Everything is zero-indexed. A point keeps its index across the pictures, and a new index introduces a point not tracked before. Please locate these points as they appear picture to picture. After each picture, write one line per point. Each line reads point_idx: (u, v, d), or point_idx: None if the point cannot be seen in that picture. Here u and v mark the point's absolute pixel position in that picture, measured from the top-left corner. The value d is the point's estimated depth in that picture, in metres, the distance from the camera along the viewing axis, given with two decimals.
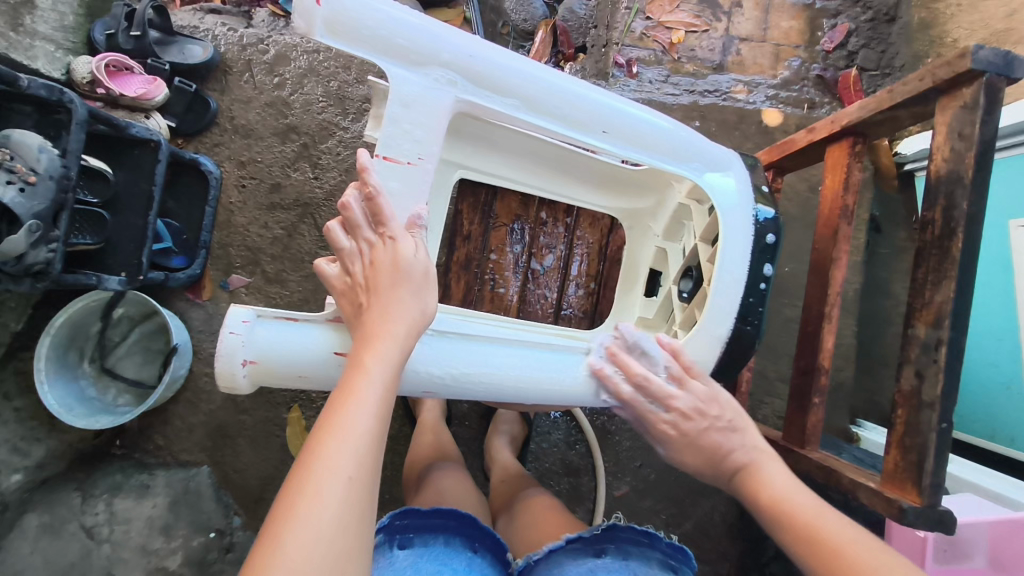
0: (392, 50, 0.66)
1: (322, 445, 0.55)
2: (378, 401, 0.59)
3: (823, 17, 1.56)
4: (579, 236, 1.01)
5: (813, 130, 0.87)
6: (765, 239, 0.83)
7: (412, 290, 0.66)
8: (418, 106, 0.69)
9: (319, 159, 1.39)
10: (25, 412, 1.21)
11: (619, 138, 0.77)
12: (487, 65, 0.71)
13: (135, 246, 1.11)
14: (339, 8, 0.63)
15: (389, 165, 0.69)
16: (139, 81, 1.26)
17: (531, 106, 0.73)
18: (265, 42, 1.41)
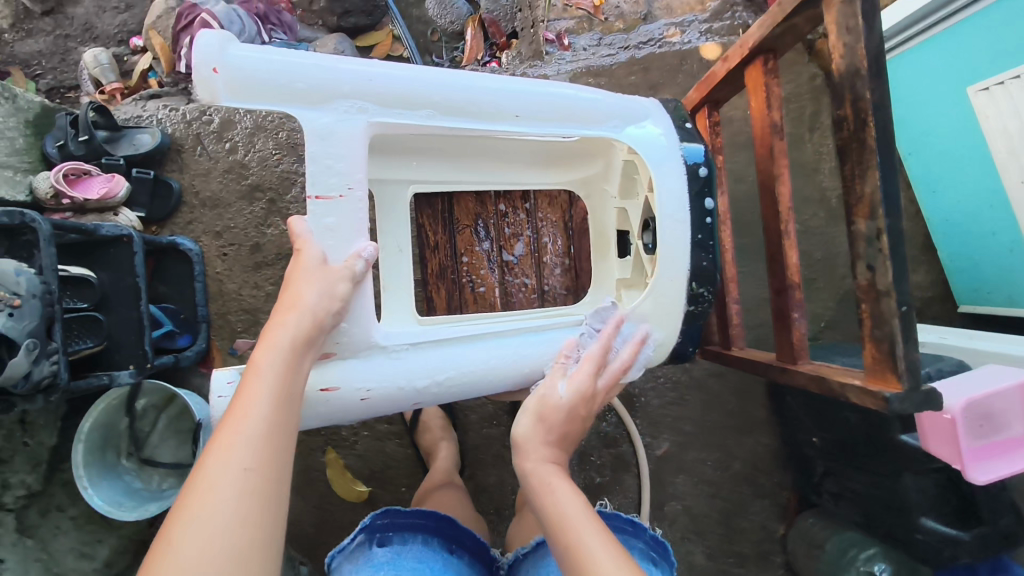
0: (295, 95, 0.69)
1: (216, 445, 0.58)
2: (269, 396, 0.62)
3: None
4: (541, 218, 1.03)
5: (727, 58, 0.88)
6: (698, 173, 0.85)
7: (310, 286, 0.69)
8: (335, 141, 0.72)
9: (288, 209, 1.43)
10: (81, 518, 1.29)
11: (531, 118, 0.79)
12: (389, 84, 0.73)
13: (136, 335, 1.15)
14: (235, 72, 0.67)
15: (323, 204, 0.72)
16: (99, 183, 1.29)
17: (445, 111, 0.76)
18: (208, 113, 1.45)
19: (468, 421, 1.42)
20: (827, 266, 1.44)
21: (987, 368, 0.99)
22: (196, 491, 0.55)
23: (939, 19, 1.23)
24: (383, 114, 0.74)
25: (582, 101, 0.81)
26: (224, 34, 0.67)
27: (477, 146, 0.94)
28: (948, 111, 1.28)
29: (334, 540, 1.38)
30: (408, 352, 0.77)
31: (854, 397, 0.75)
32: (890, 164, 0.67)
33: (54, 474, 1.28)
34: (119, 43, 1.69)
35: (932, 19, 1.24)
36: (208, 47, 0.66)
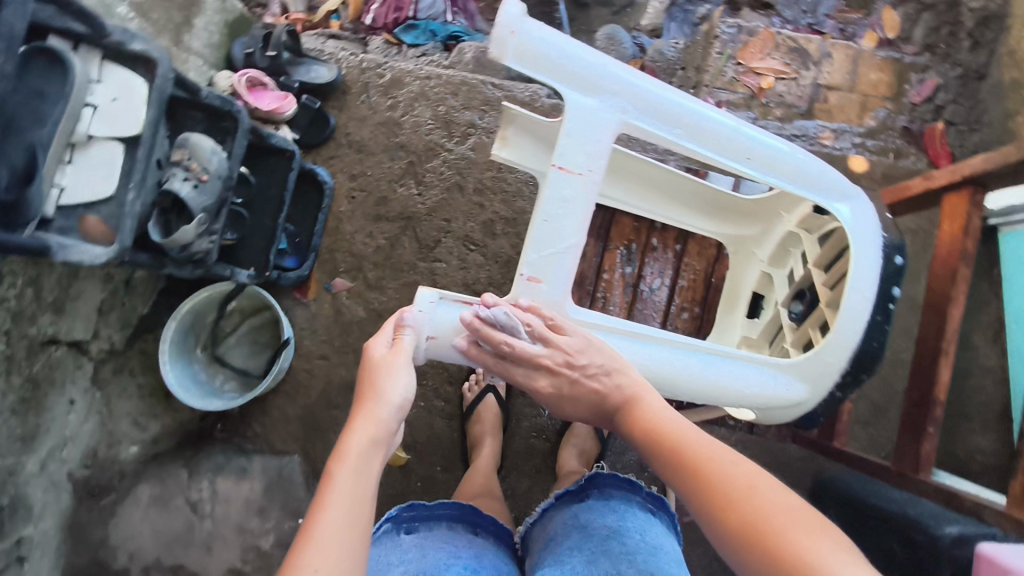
0: (568, 77, 0.76)
1: (305, 549, 0.59)
2: (358, 481, 0.66)
3: (911, 71, 1.61)
4: (686, 263, 1.07)
5: (932, 177, 1.00)
6: (893, 261, 0.86)
7: (386, 374, 0.75)
8: (588, 126, 0.77)
9: (424, 176, 1.49)
10: (146, 389, 1.35)
11: (766, 167, 0.83)
12: (648, 92, 0.79)
13: (265, 243, 1.22)
14: (528, 41, 0.73)
15: (563, 175, 0.78)
16: (272, 97, 1.39)
17: (690, 132, 0.80)
18: (382, 67, 1.52)
19: (519, 426, 1.45)
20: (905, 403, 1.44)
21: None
22: None
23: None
24: (637, 118, 0.79)
25: (804, 162, 0.84)
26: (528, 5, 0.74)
27: (659, 178, 1.00)
28: None
29: None
30: (612, 336, 0.84)
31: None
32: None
33: (135, 340, 1.36)
34: None
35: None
36: (514, 9, 0.72)
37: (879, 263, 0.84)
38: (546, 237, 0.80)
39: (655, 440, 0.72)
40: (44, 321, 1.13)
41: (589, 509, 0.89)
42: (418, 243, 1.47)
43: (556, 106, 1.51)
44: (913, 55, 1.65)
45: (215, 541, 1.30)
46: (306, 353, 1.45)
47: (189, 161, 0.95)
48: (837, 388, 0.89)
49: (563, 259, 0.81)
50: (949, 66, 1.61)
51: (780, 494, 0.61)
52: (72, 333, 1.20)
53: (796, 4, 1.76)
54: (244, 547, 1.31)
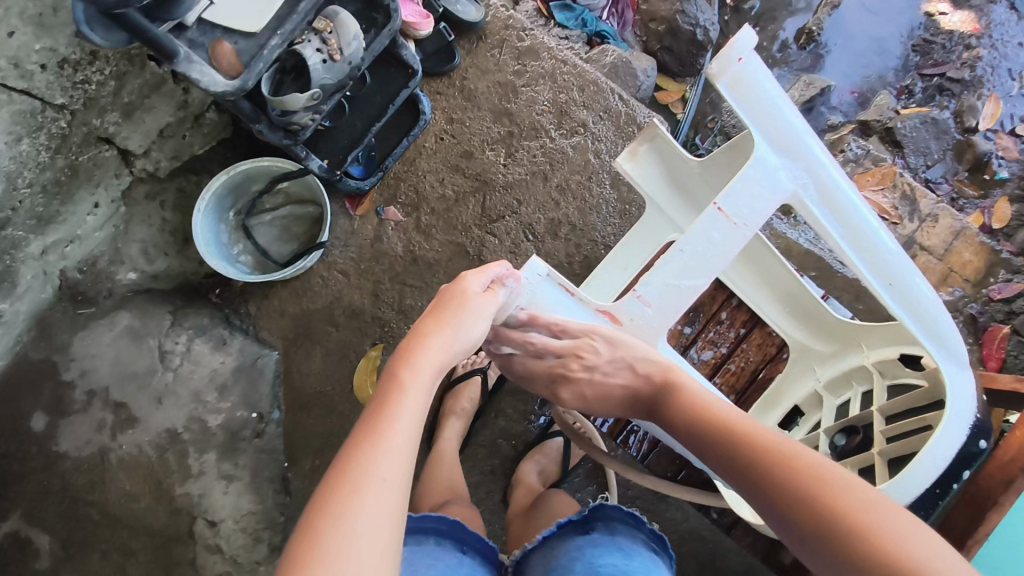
0: (770, 130, 0.85)
1: (368, 439, 0.63)
2: (418, 399, 0.69)
3: (1001, 268, 1.60)
4: (743, 347, 1.07)
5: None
6: (975, 444, 0.80)
7: (466, 316, 0.79)
8: (761, 182, 0.85)
9: (517, 151, 1.45)
10: (169, 226, 1.30)
11: (901, 297, 0.85)
12: (829, 181, 0.86)
13: (348, 144, 1.20)
14: (750, 79, 0.83)
15: (719, 216, 0.86)
16: (414, 10, 1.35)
17: (849, 233, 0.85)
18: (525, 32, 1.49)
19: (493, 422, 1.42)
20: None
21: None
22: (361, 501, 0.59)
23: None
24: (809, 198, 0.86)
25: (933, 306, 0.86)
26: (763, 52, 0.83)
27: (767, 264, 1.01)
28: None
29: (318, 414, 1.37)
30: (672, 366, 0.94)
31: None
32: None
33: (178, 175, 1.30)
34: None
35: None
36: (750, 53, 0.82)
37: (963, 437, 0.80)
38: (672, 268, 0.88)
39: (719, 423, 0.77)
40: (108, 118, 1.10)
41: (593, 542, 0.88)
42: (481, 210, 1.44)
43: None
44: (1009, 251, 1.65)
45: (166, 396, 1.24)
46: (330, 261, 1.41)
47: (330, 35, 0.92)
48: None
49: (682, 293, 0.89)
50: None
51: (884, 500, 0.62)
52: (127, 141, 1.16)
53: (924, 154, 1.77)
54: (190, 417, 1.25)
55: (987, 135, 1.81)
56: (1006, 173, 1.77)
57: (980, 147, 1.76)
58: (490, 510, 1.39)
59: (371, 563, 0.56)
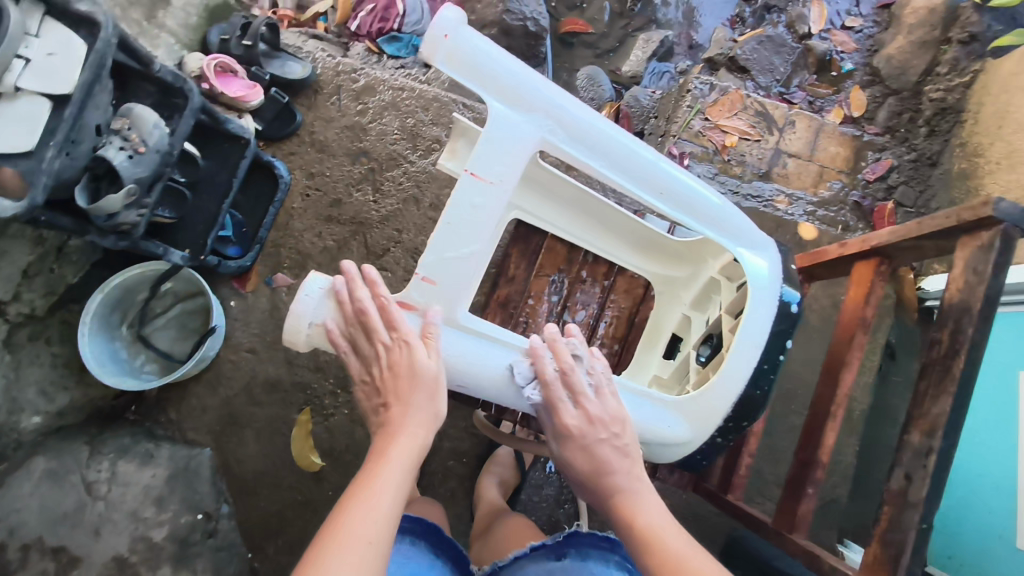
0: (496, 88, 0.76)
1: (359, 506, 0.67)
2: (399, 479, 0.71)
3: (869, 149, 1.67)
4: (612, 299, 1.03)
5: (844, 244, 0.90)
6: (785, 307, 0.86)
7: (427, 393, 0.78)
8: (507, 140, 0.77)
9: (382, 184, 1.49)
10: (61, 359, 1.30)
11: (679, 206, 0.85)
12: (578, 120, 0.80)
13: (204, 227, 1.21)
14: (460, 46, 0.74)
15: (473, 184, 0.77)
16: (240, 85, 1.40)
17: (613, 164, 0.82)
18: (357, 72, 1.54)
19: (439, 447, 1.43)
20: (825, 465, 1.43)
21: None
22: (338, 559, 0.61)
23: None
24: (569, 145, 0.80)
25: (716, 207, 0.86)
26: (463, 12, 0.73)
27: (587, 204, 0.99)
28: (1004, 379, 1.33)
29: (266, 495, 1.38)
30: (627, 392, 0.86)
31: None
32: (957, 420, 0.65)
33: (59, 308, 1.31)
34: None
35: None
36: (449, 19, 0.72)
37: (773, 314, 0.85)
38: (448, 242, 0.78)
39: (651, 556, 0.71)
40: None
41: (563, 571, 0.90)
42: (366, 249, 1.47)
43: None
44: (873, 134, 1.73)
45: (103, 525, 1.22)
46: (235, 344, 1.42)
47: (129, 131, 0.94)
48: (720, 432, 0.88)
49: (464, 266, 0.79)
50: (906, 149, 1.68)
51: None
52: None
53: (771, 71, 1.85)
54: (133, 538, 1.23)
55: (822, 36, 1.87)
56: (851, 65, 1.85)
57: (818, 49, 1.84)
58: (462, 532, 1.40)
59: None
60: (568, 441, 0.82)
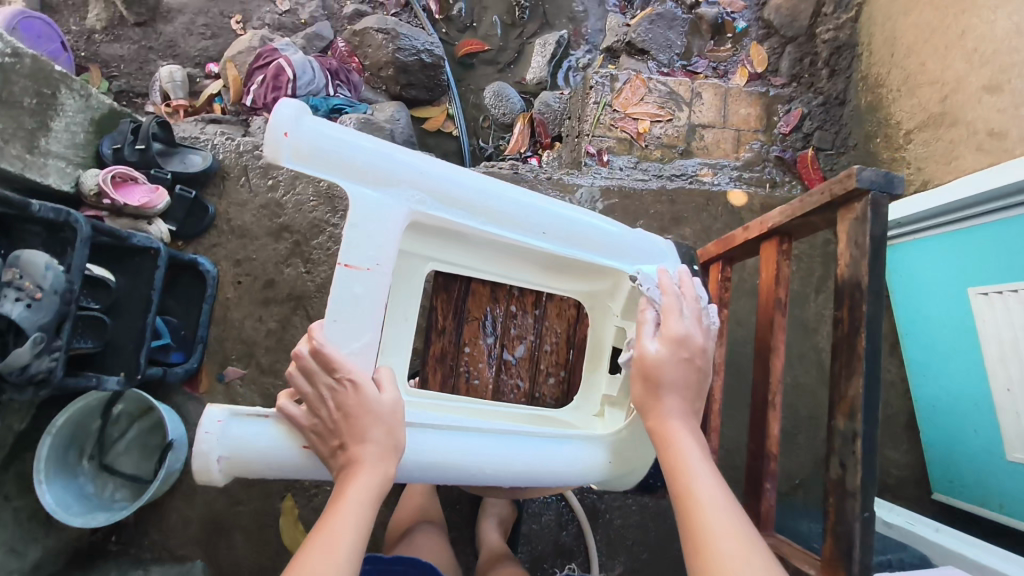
0: (352, 173, 0.75)
1: (319, 549, 0.67)
2: (358, 505, 0.71)
3: (778, 104, 1.70)
4: (547, 327, 1.01)
5: (748, 227, 0.80)
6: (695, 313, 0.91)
7: (380, 421, 0.76)
8: (373, 221, 0.77)
9: (311, 254, 1.47)
10: (24, 512, 1.25)
11: (567, 240, 0.85)
12: (444, 183, 0.80)
13: (135, 346, 1.18)
14: (305, 141, 0.73)
15: (352, 273, 0.76)
16: (142, 192, 1.36)
17: (490, 216, 0.82)
18: (260, 149, 1.52)
19: None
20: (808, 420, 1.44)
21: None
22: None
23: (1017, 200, 1.15)
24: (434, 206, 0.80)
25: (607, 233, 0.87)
26: (297, 106, 0.73)
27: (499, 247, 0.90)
28: (949, 299, 1.35)
29: None
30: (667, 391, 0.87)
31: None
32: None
33: (13, 460, 1.26)
34: (195, 66, 1.82)
35: (1011, 199, 1.16)
36: (283, 116, 0.72)
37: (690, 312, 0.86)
38: (346, 332, 0.77)
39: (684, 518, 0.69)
40: None
41: None
42: (310, 322, 1.46)
43: None
44: (780, 86, 1.75)
45: None
46: None
47: (21, 280, 0.91)
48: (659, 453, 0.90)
49: (364, 358, 0.79)
50: (812, 95, 1.69)
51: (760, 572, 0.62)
52: None
53: (669, 48, 1.86)
54: None
55: (710, 2, 1.89)
56: (744, 23, 1.86)
57: (708, 16, 1.86)
58: None
59: None
60: (667, 355, 0.79)
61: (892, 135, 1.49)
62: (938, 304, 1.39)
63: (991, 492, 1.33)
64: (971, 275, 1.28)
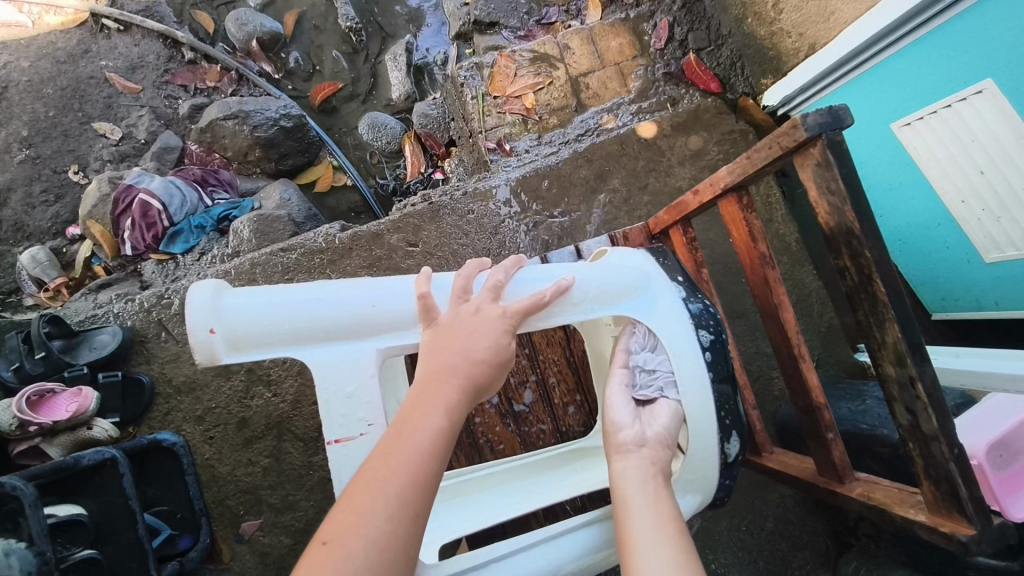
0: (292, 338, 0.74)
1: (387, 449, 0.61)
2: (448, 399, 0.65)
3: (643, 22, 1.65)
4: (543, 359, 1.05)
5: (699, 192, 0.88)
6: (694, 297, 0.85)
7: (491, 337, 0.71)
8: (340, 378, 0.75)
9: (269, 376, 1.38)
10: None
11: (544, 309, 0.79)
12: (396, 304, 0.77)
13: (139, 561, 1.08)
14: (231, 331, 0.71)
15: (347, 446, 0.75)
16: (66, 400, 1.22)
17: None
18: (166, 296, 1.41)
19: None
20: (803, 306, 1.45)
21: (994, 401, 1.01)
22: (357, 491, 0.57)
23: (902, 33, 1.17)
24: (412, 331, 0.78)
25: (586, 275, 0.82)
26: (209, 293, 0.71)
27: None
28: (880, 141, 1.34)
29: None
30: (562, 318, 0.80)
31: (924, 534, 0.68)
32: (904, 310, 0.63)
33: None
34: (55, 236, 1.65)
35: (897, 34, 1.17)
36: (201, 312, 0.71)
37: (691, 321, 0.84)
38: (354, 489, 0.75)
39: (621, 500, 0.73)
40: None
41: None
42: (301, 441, 1.37)
43: (352, 234, 1.41)
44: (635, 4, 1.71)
45: None
46: None
47: None
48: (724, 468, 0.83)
49: None
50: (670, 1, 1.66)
51: (657, 558, 0.66)
52: None
53: (516, 10, 1.79)
54: None
55: None
56: None
57: None
58: None
59: (368, 548, 0.53)
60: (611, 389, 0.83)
61: (761, 11, 1.47)
62: (872, 148, 1.38)
63: (984, 292, 1.31)
64: (885, 117, 1.29)
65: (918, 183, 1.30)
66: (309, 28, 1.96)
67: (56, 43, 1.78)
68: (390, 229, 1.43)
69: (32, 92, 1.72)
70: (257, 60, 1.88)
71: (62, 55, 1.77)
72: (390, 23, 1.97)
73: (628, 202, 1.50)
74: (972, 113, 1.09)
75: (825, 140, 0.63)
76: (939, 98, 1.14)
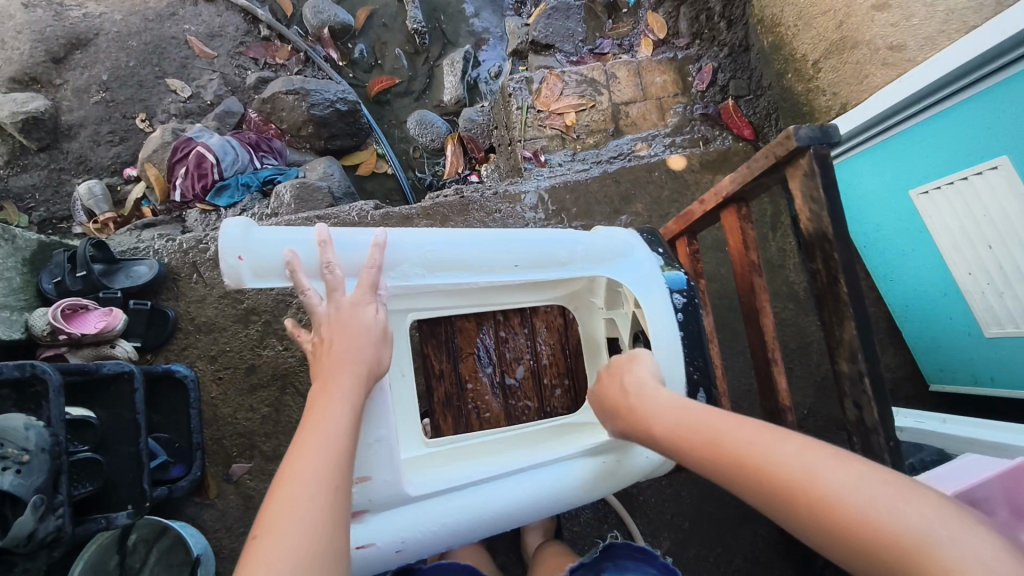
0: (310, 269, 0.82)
1: (295, 460, 0.65)
2: (341, 408, 0.72)
3: (688, 64, 1.75)
4: (541, 342, 1.11)
5: (705, 202, 0.94)
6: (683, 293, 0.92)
7: (360, 324, 0.79)
8: None
9: (283, 329, 1.46)
10: None
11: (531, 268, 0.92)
12: (448, 251, 0.88)
13: (135, 473, 1.14)
14: (257, 259, 0.79)
15: None
16: (96, 317, 1.31)
17: (473, 269, 0.90)
18: (203, 241, 1.50)
19: None
20: (801, 353, 1.49)
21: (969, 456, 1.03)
22: (277, 501, 0.61)
23: (925, 105, 1.23)
24: (423, 273, 0.88)
25: (577, 245, 0.94)
26: (242, 224, 0.78)
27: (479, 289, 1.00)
28: (894, 205, 1.40)
29: None
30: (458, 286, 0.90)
31: None
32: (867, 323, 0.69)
33: None
34: (112, 174, 1.77)
35: (920, 105, 1.24)
36: (234, 240, 0.77)
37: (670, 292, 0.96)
38: None
39: (741, 457, 0.63)
40: None
41: None
42: (302, 397, 1.44)
43: (384, 213, 1.50)
44: (684, 47, 1.81)
45: None
46: (228, 554, 1.36)
47: (3, 447, 0.87)
48: None
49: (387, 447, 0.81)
50: (717, 49, 1.75)
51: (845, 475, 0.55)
52: None
53: (571, 36, 1.91)
54: None
55: None
56: None
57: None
58: None
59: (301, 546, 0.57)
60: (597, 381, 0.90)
61: (800, 68, 1.55)
62: (885, 210, 1.43)
63: (981, 367, 1.34)
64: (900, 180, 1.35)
65: (925, 248, 1.35)
66: (378, 25, 2.09)
67: (148, 3, 1.93)
68: (420, 215, 1.51)
69: (119, 43, 1.87)
70: (326, 46, 2.01)
71: (151, 14, 1.92)
72: (453, 31, 2.09)
73: (648, 226, 1.57)
74: (986, 187, 1.14)
75: (815, 155, 0.70)
76: (955, 170, 1.20)
